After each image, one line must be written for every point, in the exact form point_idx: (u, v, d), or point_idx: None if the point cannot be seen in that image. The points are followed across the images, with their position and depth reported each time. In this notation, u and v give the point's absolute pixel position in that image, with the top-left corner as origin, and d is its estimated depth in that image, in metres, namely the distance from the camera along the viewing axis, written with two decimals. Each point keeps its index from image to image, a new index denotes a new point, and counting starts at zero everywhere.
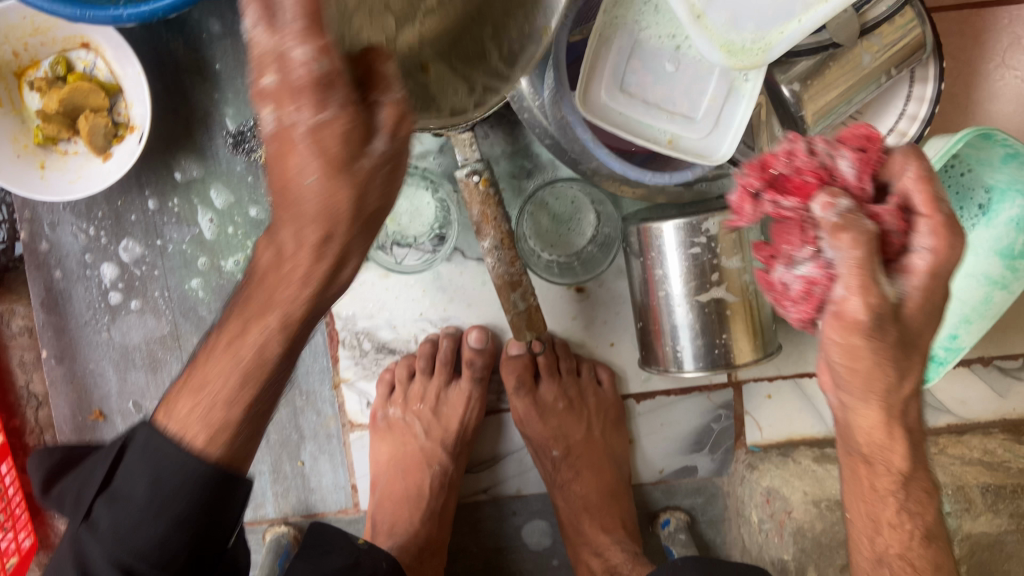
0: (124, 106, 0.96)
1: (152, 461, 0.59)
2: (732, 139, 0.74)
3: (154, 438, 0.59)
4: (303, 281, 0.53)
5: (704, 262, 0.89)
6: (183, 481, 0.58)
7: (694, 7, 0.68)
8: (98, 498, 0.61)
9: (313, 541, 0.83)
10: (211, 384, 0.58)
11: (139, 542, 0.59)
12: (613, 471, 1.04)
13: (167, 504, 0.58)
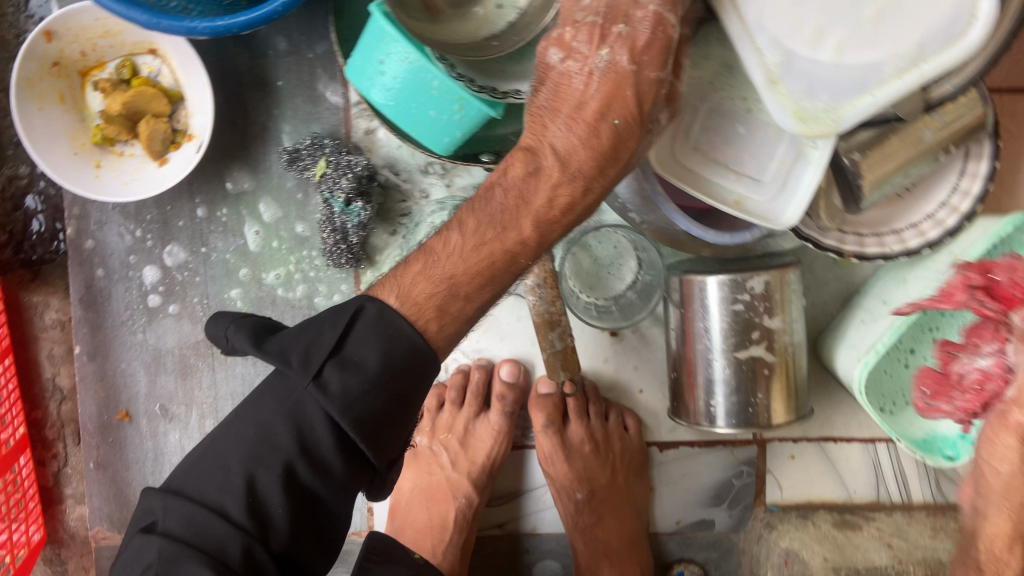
0: (184, 114, 0.98)
1: (384, 334, 0.66)
2: (797, 204, 0.78)
3: (388, 313, 0.67)
4: (529, 187, 0.68)
5: (746, 318, 0.89)
6: (402, 361, 0.66)
7: (770, 73, 0.71)
8: (327, 360, 0.65)
9: (378, 547, 0.91)
10: (446, 263, 0.69)
11: (353, 405, 0.64)
12: (633, 518, 1.04)
13: (390, 376, 0.65)
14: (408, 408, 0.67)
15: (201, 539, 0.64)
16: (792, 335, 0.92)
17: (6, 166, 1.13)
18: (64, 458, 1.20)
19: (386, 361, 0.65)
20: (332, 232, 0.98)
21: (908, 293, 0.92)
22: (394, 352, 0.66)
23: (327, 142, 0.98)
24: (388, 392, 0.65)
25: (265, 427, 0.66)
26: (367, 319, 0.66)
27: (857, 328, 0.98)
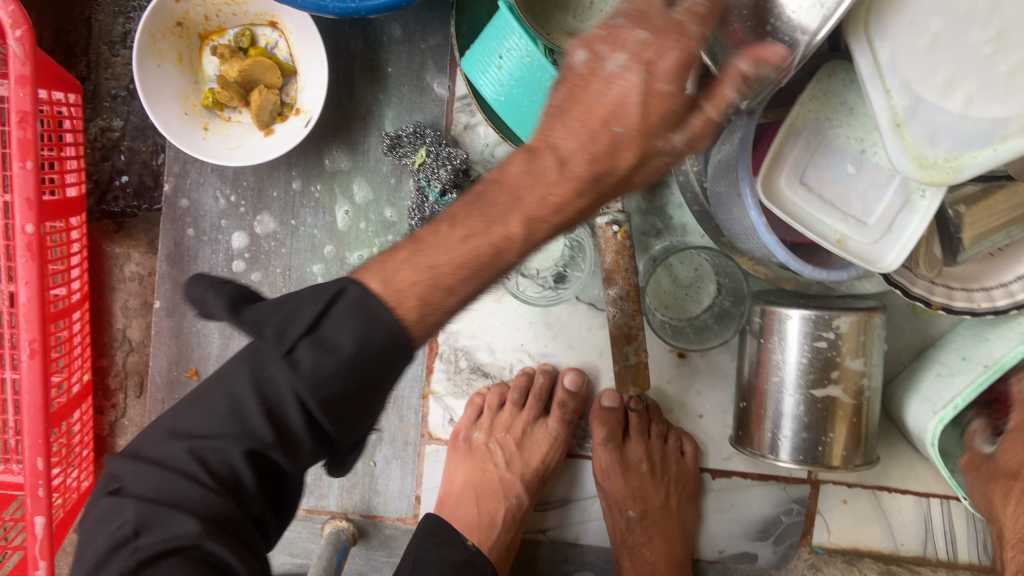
0: (294, 88, 1.00)
1: (366, 318, 0.55)
2: (900, 250, 0.80)
3: (370, 295, 0.55)
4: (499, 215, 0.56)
5: (827, 357, 0.90)
6: (378, 344, 0.55)
7: (896, 116, 0.73)
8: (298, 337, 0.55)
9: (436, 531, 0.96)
10: (439, 259, 0.56)
11: (325, 384, 0.54)
12: (681, 543, 1.05)
13: (365, 360, 0.55)
14: (382, 392, 0.57)
15: (169, 504, 0.54)
16: (871, 379, 0.92)
17: (100, 119, 1.19)
18: (123, 408, 1.22)
19: (359, 347, 0.54)
20: (419, 219, 1.00)
21: (989, 351, 0.92)
22: (370, 343, 0.54)
23: (429, 132, 1.00)
24: (365, 377, 0.55)
25: (232, 398, 0.57)
26: (346, 301, 0.55)
27: (936, 382, 0.97)
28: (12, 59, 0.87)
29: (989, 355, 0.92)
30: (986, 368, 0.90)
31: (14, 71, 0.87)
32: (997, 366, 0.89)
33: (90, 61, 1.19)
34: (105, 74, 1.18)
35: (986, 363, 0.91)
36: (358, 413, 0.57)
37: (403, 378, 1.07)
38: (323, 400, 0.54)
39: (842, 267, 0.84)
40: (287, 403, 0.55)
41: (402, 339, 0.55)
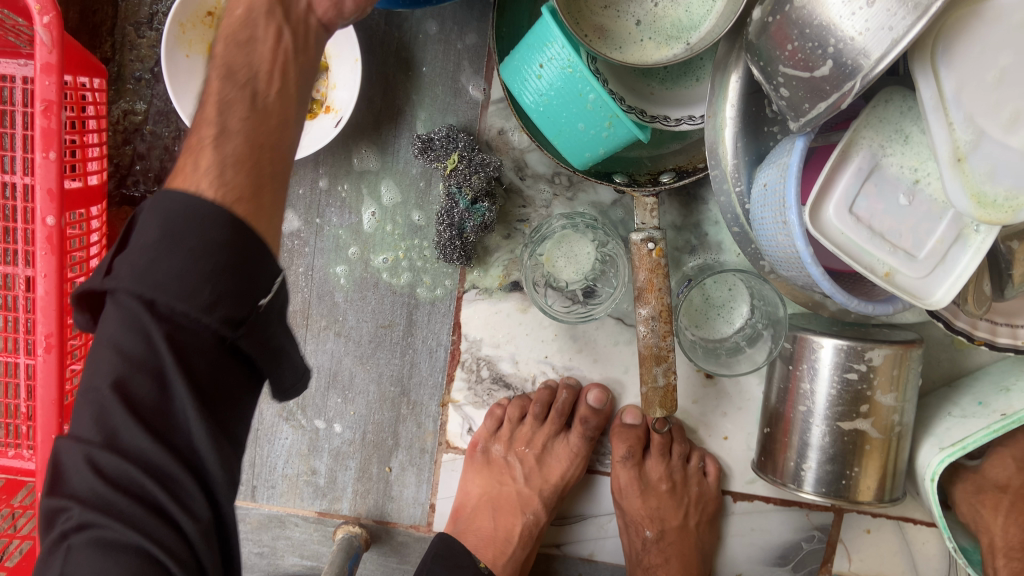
0: (325, 84, 0.96)
1: (165, 209, 0.55)
2: (949, 285, 0.78)
3: (163, 197, 0.55)
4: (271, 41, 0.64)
5: (857, 390, 0.87)
6: (195, 220, 0.54)
7: (957, 149, 0.70)
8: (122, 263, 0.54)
9: (446, 552, 0.94)
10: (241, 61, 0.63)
11: (162, 279, 0.53)
12: (699, 566, 1.02)
13: (181, 234, 0.54)
14: (244, 267, 0.55)
15: (107, 505, 0.53)
16: (903, 415, 0.89)
17: (123, 102, 1.16)
18: None
19: (172, 225, 0.54)
20: (448, 226, 0.96)
21: (1010, 401, 0.89)
22: (191, 226, 0.54)
23: (462, 137, 0.97)
24: (203, 251, 0.53)
25: (105, 348, 0.54)
26: (149, 209, 0.56)
27: (947, 423, 0.94)
28: (39, 45, 0.84)
29: (1009, 406, 0.88)
30: (1001, 417, 0.87)
31: (40, 57, 0.84)
32: (1013, 417, 0.85)
33: (114, 41, 1.16)
34: (129, 56, 1.16)
35: (1003, 412, 0.88)
36: (228, 286, 0.54)
37: (423, 385, 1.05)
38: (164, 295, 0.52)
39: (886, 301, 0.81)
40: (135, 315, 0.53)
41: (207, 203, 0.55)
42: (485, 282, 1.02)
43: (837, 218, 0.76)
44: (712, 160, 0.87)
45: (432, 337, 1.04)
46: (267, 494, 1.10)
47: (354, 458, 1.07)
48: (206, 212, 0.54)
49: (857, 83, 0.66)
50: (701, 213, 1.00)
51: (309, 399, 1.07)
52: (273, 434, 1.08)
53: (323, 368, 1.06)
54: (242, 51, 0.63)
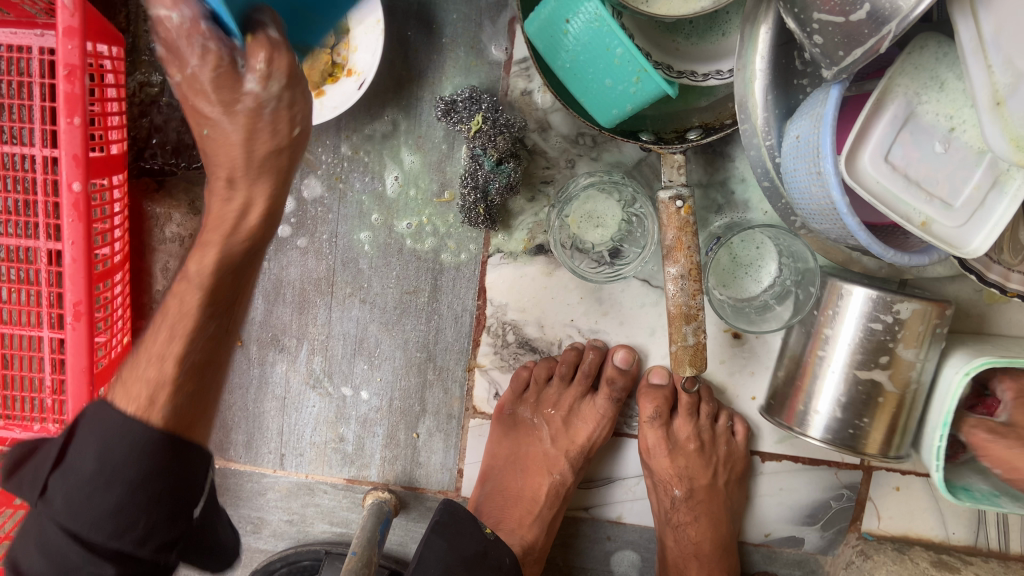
0: (346, 48, 0.95)
1: (102, 433, 0.62)
2: (986, 234, 0.78)
3: (103, 411, 0.63)
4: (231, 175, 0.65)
5: (880, 341, 0.87)
6: (127, 446, 0.61)
7: (997, 93, 0.68)
8: (52, 472, 0.62)
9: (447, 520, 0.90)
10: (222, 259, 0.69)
11: (94, 510, 0.60)
12: (728, 526, 1.02)
13: (118, 469, 0.61)
14: (190, 489, 0.64)
15: None
16: (920, 373, 0.88)
17: (140, 73, 1.15)
18: None
19: (109, 457, 0.61)
20: (472, 188, 0.96)
21: None
22: (129, 454, 0.61)
23: (485, 99, 0.96)
24: (144, 480, 0.61)
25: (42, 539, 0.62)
26: (87, 421, 0.63)
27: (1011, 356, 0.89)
28: (61, 10, 0.83)
29: None
30: None
31: (62, 21, 0.83)
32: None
33: (128, 12, 1.14)
34: (144, 27, 1.14)
35: None
36: (164, 507, 0.62)
37: (449, 350, 1.05)
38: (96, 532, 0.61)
39: (922, 252, 0.80)
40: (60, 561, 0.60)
41: (150, 436, 0.62)
42: (510, 247, 1.02)
43: (874, 165, 0.76)
44: (741, 115, 0.87)
45: (457, 303, 1.04)
46: (295, 462, 1.10)
47: (381, 425, 1.08)
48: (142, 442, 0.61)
49: (895, 26, 0.65)
50: (727, 171, 1.00)
51: (335, 366, 1.06)
52: (300, 402, 1.08)
53: (350, 335, 1.06)
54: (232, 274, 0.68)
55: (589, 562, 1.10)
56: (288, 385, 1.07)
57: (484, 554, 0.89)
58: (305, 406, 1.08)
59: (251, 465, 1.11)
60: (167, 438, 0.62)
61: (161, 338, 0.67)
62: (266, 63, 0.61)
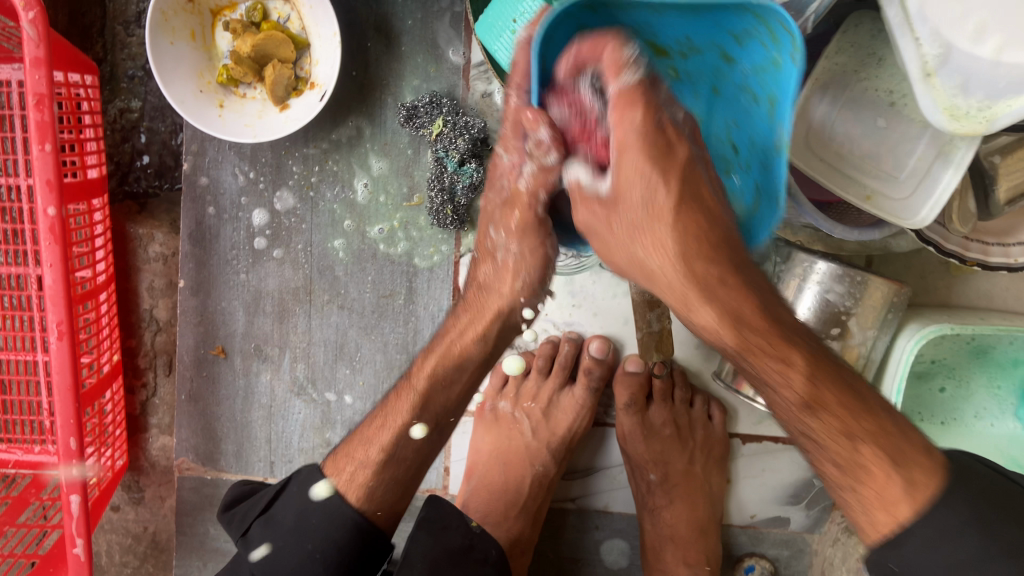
0: (308, 62, 0.99)
1: (305, 498, 0.79)
2: (932, 206, 0.77)
3: (315, 478, 0.80)
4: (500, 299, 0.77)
5: (834, 311, 0.90)
6: (324, 517, 0.76)
7: (926, 65, 0.70)
8: (259, 519, 0.81)
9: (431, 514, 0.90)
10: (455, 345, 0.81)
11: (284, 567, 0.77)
12: (706, 508, 1.04)
13: (308, 534, 0.76)
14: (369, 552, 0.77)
15: None
16: (871, 350, 0.92)
17: (119, 100, 1.19)
18: (154, 387, 1.23)
19: (305, 523, 0.77)
20: (439, 191, 0.98)
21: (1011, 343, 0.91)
22: (331, 525, 0.76)
23: (445, 102, 0.98)
24: (320, 553, 0.76)
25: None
26: (299, 482, 0.81)
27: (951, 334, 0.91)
28: (26, 41, 0.85)
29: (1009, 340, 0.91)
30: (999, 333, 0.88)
31: (28, 52, 0.86)
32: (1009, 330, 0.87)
33: (106, 42, 1.18)
34: (121, 55, 1.18)
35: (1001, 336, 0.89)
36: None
37: None
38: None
39: (873, 226, 0.83)
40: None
41: (342, 514, 0.76)
42: None
43: None
44: None
45: (433, 303, 1.05)
46: (285, 469, 1.11)
47: None
48: (343, 518, 0.76)
49: None
50: None
51: (318, 372, 1.09)
52: (286, 409, 1.10)
53: (330, 341, 1.08)
54: (443, 389, 0.79)
55: (578, 552, 1.11)
56: (273, 394, 1.10)
57: (469, 548, 0.89)
58: (291, 415, 1.10)
59: (242, 476, 1.13)
60: (360, 522, 0.76)
61: (377, 427, 0.79)
62: (548, 192, 0.70)
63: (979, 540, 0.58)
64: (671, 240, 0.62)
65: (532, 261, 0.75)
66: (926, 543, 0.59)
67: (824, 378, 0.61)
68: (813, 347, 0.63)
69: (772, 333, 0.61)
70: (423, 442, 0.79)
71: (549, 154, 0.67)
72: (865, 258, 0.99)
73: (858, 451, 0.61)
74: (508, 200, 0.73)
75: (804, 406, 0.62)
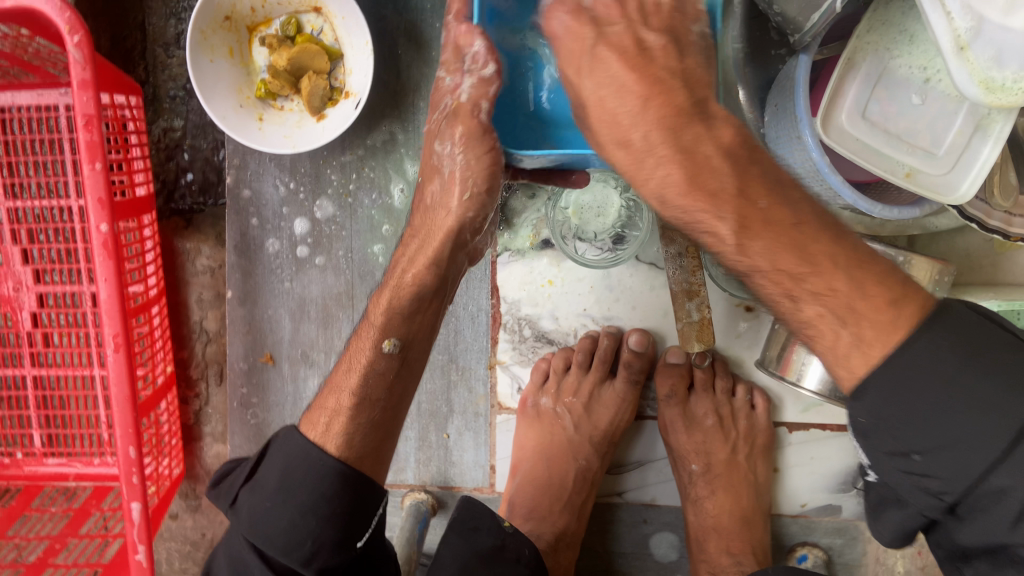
0: (342, 72, 1.01)
1: (286, 455, 0.81)
2: (971, 181, 0.78)
3: (288, 435, 0.83)
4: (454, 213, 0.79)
5: None
6: (306, 468, 0.80)
7: (959, 39, 0.69)
8: (243, 487, 0.82)
9: (463, 514, 0.89)
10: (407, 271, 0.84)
11: (274, 520, 0.77)
12: (750, 498, 1.03)
13: (295, 490, 0.78)
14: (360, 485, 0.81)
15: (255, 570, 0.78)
16: None
17: (162, 120, 1.23)
18: (206, 397, 1.27)
19: (290, 477, 0.79)
20: None
21: None
22: (311, 470, 0.79)
23: None
24: (314, 505, 0.77)
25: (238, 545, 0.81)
26: (279, 445, 0.83)
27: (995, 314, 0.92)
28: (74, 65, 0.89)
29: None
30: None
31: (76, 75, 0.89)
32: None
33: (147, 64, 1.22)
34: (163, 76, 1.22)
35: None
36: (334, 527, 0.77)
37: (469, 350, 1.08)
38: (275, 545, 0.77)
39: (912, 204, 0.81)
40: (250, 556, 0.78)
41: (325, 463, 0.79)
42: (517, 244, 1.05)
43: (851, 123, 0.78)
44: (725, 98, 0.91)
45: (472, 303, 1.07)
46: None
47: (411, 427, 1.11)
48: (327, 469, 0.79)
49: None
50: None
51: None
52: None
53: None
54: (404, 321, 0.84)
55: (627, 545, 1.11)
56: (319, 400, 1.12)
57: (502, 547, 0.89)
58: None
59: None
60: (344, 469, 0.80)
61: (345, 373, 0.87)
62: (490, 101, 0.76)
63: (958, 403, 0.54)
64: (635, 133, 0.64)
65: (480, 172, 0.77)
66: (893, 392, 0.57)
67: (755, 241, 0.62)
68: (763, 204, 0.62)
69: (701, 202, 0.63)
70: (392, 356, 0.85)
71: (488, 65, 0.75)
72: (907, 240, 0.98)
73: (801, 310, 0.63)
74: (449, 117, 0.77)
75: (744, 269, 0.64)
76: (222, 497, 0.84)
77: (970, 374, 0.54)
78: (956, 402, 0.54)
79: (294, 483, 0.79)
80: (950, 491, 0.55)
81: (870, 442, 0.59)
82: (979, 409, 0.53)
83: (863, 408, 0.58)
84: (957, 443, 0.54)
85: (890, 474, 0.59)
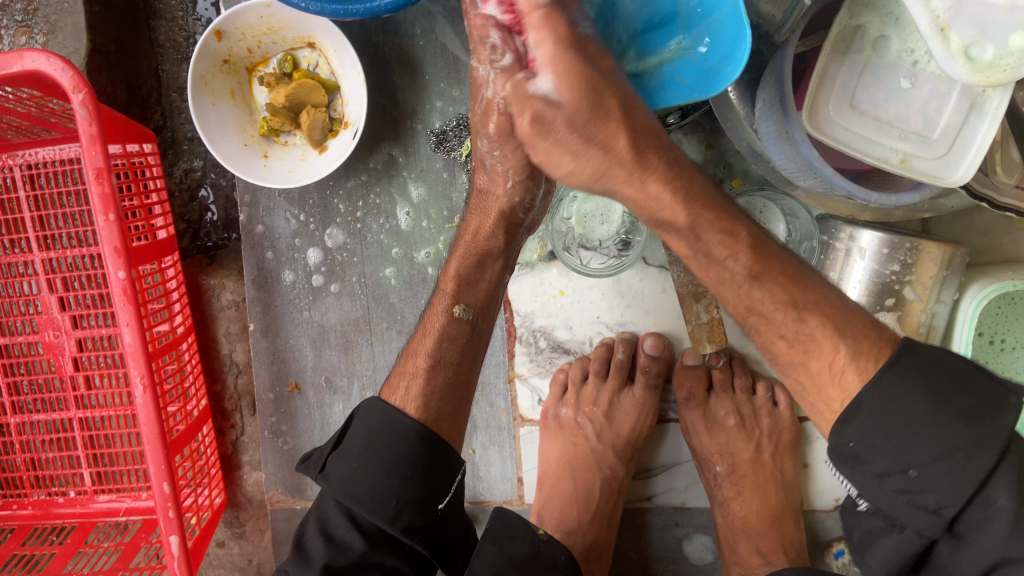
0: (341, 103, 1.04)
1: (371, 422, 0.82)
2: (970, 161, 0.76)
3: (374, 405, 0.83)
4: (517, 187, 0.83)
5: (885, 283, 0.87)
6: (390, 436, 0.80)
7: (938, 19, 0.66)
8: (330, 454, 0.82)
9: (492, 524, 0.89)
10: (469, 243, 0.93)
11: (360, 489, 0.78)
12: (779, 496, 1.01)
13: (380, 452, 0.80)
14: (438, 458, 0.82)
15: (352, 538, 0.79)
16: (932, 317, 0.89)
17: (183, 162, 1.27)
18: (241, 427, 1.31)
19: (375, 441, 0.80)
20: None
21: None
22: (397, 436, 0.80)
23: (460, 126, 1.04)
24: (397, 464, 0.79)
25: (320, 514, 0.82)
26: (362, 413, 0.84)
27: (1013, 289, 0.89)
28: (80, 121, 0.93)
29: None
30: None
31: (84, 131, 0.93)
32: None
33: (163, 109, 1.26)
34: (179, 120, 1.26)
35: None
36: (415, 488, 0.79)
37: (487, 365, 1.09)
38: (364, 504, 0.78)
39: (912, 190, 0.80)
40: (340, 517, 0.81)
41: (406, 425, 0.81)
42: (525, 256, 1.05)
43: (838, 113, 0.77)
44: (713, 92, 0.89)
45: None
46: None
47: None
48: (408, 430, 0.81)
49: None
50: (726, 143, 1.01)
51: None
52: None
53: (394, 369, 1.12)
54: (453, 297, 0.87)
55: (659, 550, 1.10)
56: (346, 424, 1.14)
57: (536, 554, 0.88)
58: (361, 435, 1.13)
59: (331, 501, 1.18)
60: (424, 432, 0.81)
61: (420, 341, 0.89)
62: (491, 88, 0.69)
63: (944, 422, 0.60)
64: (621, 140, 0.59)
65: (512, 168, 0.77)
66: (880, 415, 0.63)
67: (767, 269, 0.68)
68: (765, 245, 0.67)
69: (717, 228, 0.66)
70: (465, 320, 0.87)
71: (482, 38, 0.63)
72: (919, 223, 0.97)
73: (803, 324, 0.68)
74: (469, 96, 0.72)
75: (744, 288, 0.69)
76: (306, 466, 0.84)
77: (954, 400, 0.60)
78: (922, 403, 0.61)
79: (376, 445, 0.80)
80: (948, 506, 0.59)
81: (862, 467, 0.63)
82: (960, 439, 0.59)
83: (853, 432, 0.64)
84: (950, 465, 0.59)
85: (883, 497, 0.63)
